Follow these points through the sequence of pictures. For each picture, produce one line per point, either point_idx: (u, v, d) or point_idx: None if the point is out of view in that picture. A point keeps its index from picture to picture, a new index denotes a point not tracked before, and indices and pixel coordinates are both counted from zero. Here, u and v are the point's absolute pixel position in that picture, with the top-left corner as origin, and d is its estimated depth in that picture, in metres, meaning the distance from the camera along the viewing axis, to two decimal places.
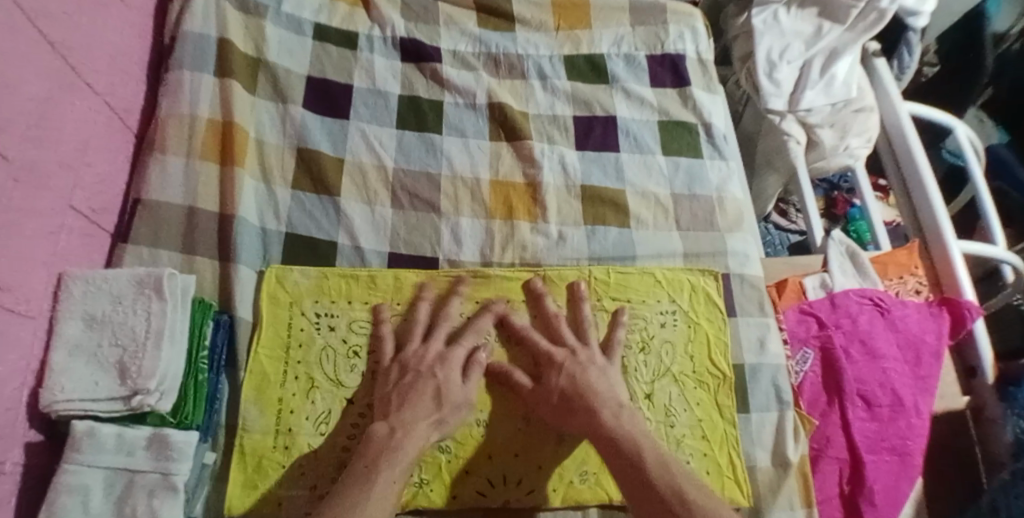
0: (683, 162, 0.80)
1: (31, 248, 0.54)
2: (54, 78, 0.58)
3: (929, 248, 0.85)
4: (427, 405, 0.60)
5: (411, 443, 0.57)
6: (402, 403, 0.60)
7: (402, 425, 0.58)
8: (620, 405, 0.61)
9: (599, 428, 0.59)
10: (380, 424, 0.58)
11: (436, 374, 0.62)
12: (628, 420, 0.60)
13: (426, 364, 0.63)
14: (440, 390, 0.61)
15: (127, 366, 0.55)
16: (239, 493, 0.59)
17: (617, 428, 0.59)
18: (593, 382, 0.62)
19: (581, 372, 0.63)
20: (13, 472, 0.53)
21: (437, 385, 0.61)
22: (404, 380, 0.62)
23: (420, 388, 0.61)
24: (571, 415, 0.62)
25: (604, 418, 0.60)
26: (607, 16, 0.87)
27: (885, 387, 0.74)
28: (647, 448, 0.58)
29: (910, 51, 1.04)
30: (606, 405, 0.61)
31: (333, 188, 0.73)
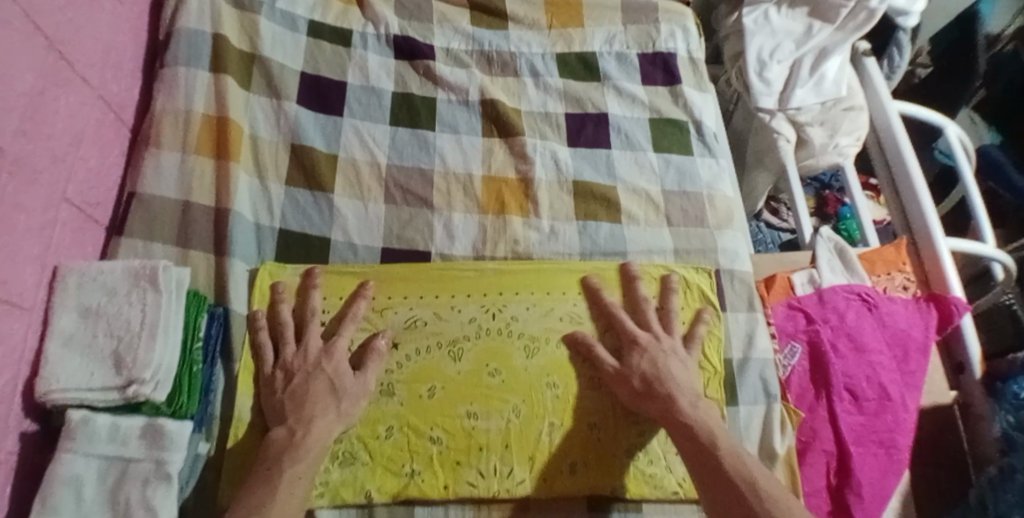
0: (674, 160, 0.81)
1: (23, 240, 0.55)
2: (47, 73, 0.59)
3: (917, 245, 0.87)
4: (327, 401, 0.60)
5: (317, 440, 0.58)
6: (300, 403, 0.60)
7: (302, 424, 0.58)
8: (696, 395, 0.63)
9: (676, 415, 0.61)
10: (279, 430, 0.58)
11: (325, 370, 0.62)
12: (704, 411, 0.62)
13: (311, 363, 0.62)
14: (332, 385, 0.61)
15: (122, 357, 0.56)
16: (230, 477, 0.60)
17: (694, 416, 0.61)
18: (670, 371, 0.64)
19: (663, 360, 0.65)
20: (7, 461, 0.53)
21: (330, 381, 0.61)
22: (294, 382, 0.61)
23: (313, 387, 0.61)
24: (646, 400, 0.63)
25: (682, 405, 0.62)
26: (599, 15, 0.88)
27: (871, 381, 0.75)
28: (720, 437, 0.60)
29: (900, 52, 1.05)
30: (685, 396, 0.63)
31: (326, 184, 0.73)
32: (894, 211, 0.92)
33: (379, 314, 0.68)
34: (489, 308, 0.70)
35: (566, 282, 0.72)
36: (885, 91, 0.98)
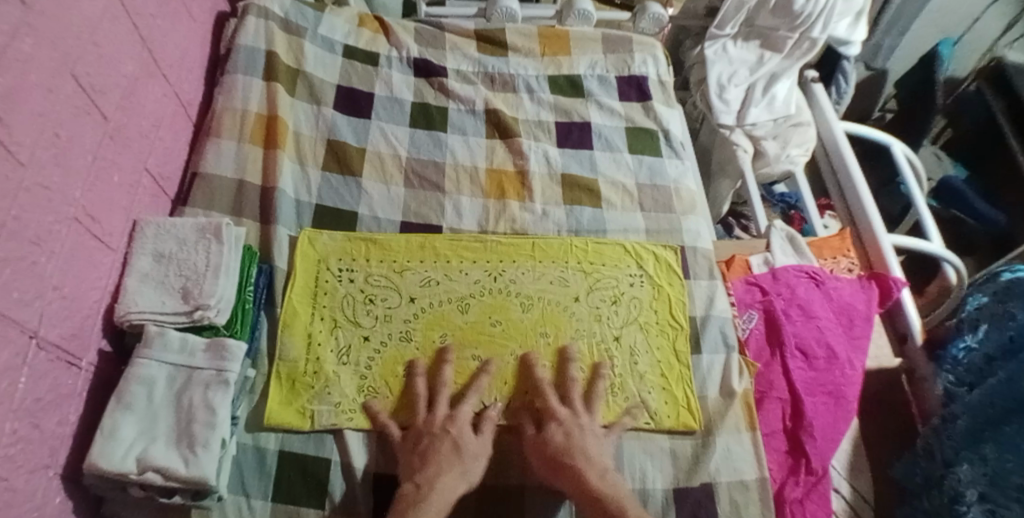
0: (646, 160, 0.96)
1: (113, 188, 0.68)
2: (140, 67, 0.75)
3: (859, 232, 1.08)
4: (454, 464, 0.66)
5: (441, 494, 0.64)
6: (430, 462, 0.66)
7: (428, 480, 0.64)
8: (605, 470, 0.67)
9: (586, 488, 0.65)
10: (407, 485, 0.65)
11: (449, 433, 0.68)
12: (614, 486, 0.66)
13: (438, 427, 0.69)
14: (457, 447, 0.67)
15: (191, 290, 0.69)
16: (273, 409, 0.70)
17: (603, 488, 0.65)
18: (587, 443, 0.69)
19: (576, 428, 0.70)
20: (87, 369, 0.64)
21: (455, 443, 0.68)
22: (419, 445, 0.68)
23: (438, 446, 0.67)
24: (552, 465, 0.68)
25: (589, 479, 0.66)
26: (584, 45, 1.06)
27: (820, 342, 0.88)
28: (631, 507, 0.64)
29: (845, 78, 1.27)
30: (591, 467, 0.67)
31: (355, 170, 0.88)
32: (840, 212, 1.14)
33: (398, 274, 0.80)
34: (490, 273, 0.82)
35: (556, 252, 0.85)
36: (832, 114, 1.19)
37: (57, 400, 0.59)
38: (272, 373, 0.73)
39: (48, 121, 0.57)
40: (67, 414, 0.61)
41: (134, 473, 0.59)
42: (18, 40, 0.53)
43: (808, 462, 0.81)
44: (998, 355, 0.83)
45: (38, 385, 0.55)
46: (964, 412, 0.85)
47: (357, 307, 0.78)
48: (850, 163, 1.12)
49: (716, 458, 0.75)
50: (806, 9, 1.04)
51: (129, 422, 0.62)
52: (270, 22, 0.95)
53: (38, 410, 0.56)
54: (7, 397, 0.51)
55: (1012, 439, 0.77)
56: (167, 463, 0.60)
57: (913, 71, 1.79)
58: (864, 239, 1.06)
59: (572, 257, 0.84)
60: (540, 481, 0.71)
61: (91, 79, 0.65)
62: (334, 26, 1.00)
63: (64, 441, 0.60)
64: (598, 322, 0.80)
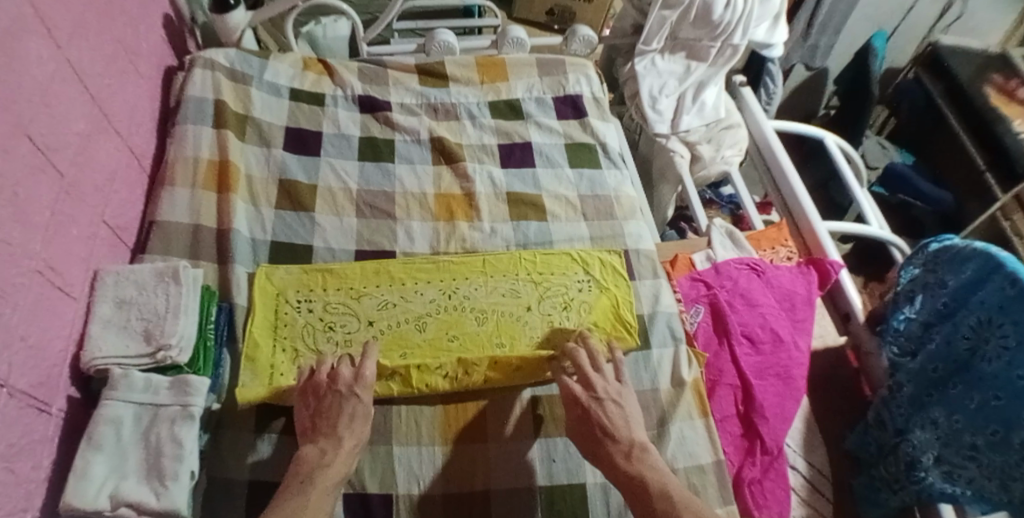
0: (586, 172, 1.02)
1: (72, 241, 0.71)
2: (92, 124, 0.78)
3: (797, 223, 1.14)
4: (359, 429, 0.69)
5: (342, 461, 0.66)
6: (331, 426, 0.68)
7: (331, 445, 0.67)
8: (635, 445, 0.70)
9: (617, 468, 0.69)
10: (312, 448, 0.67)
11: (355, 392, 0.70)
12: (642, 462, 0.69)
13: (344, 387, 0.71)
14: (361, 407, 0.70)
15: (153, 331, 0.72)
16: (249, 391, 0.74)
17: (632, 468, 0.68)
18: (614, 419, 0.71)
19: (599, 407, 0.72)
20: (57, 415, 0.66)
21: (362, 406, 0.70)
22: (323, 401, 0.71)
23: (341, 408, 0.69)
24: (591, 444, 0.72)
25: (618, 461, 0.69)
26: (520, 71, 1.12)
27: (764, 327, 0.93)
28: (653, 483, 0.67)
29: (772, 80, 1.35)
30: (619, 447, 0.70)
31: (308, 205, 0.92)
32: (777, 204, 1.20)
33: (355, 300, 0.84)
34: (445, 291, 0.86)
35: (506, 265, 0.89)
36: (761, 115, 1.27)
37: (30, 446, 0.61)
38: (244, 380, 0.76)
39: (7, 180, 0.61)
40: (41, 458, 0.62)
41: (108, 509, 0.62)
42: None
43: (762, 442, 0.86)
44: (934, 321, 0.88)
45: (10, 431, 0.57)
46: (909, 380, 0.90)
47: (317, 335, 0.81)
48: (783, 161, 1.18)
49: (673, 444, 0.79)
50: (725, 18, 1.10)
51: (100, 462, 0.64)
52: (216, 72, 0.99)
53: (13, 455, 0.57)
54: None
55: (959, 400, 0.83)
56: (140, 497, 0.63)
57: (849, 68, 1.94)
58: (801, 228, 1.13)
59: (522, 269, 0.89)
60: (507, 484, 0.75)
61: (44, 137, 0.68)
62: (278, 72, 1.04)
63: (39, 486, 0.62)
64: (552, 328, 0.84)
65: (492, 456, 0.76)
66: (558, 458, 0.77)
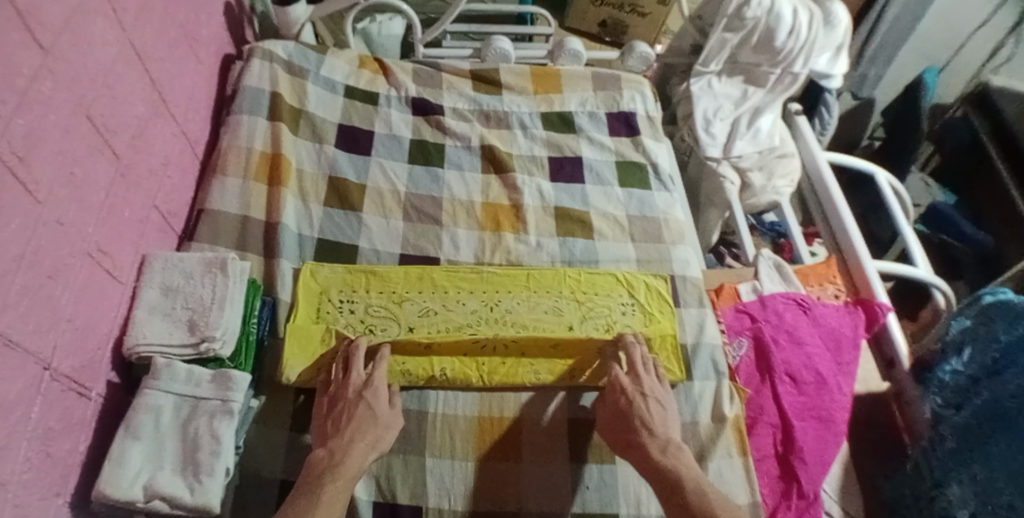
0: (636, 193, 1.00)
1: (124, 225, 0.71)
2: (150, 108, 0.78)
3: (845, 260, 1.10)
4: (370, 432, 0.68)
5: (354, 460, 0.66)
6: (344, 428, 0.68)
7: (342, 445, 0.67)
8: (669, 441, 0.71)
9: (648, 459, 0.69)
10: (321, 451, 0.67)
11: (364, 398, 0.71)
12: (676, 459, 0.69)
13: (355, 393, 0.71)
14: (372, 412, 0.70)
15: (197, 321, 0.72)
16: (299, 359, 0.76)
17: (667, 462, 0.68)
18: (655, 415, 0.73)
19: (641, 401, 0.74)
20: (96, 400, 0.66)
21: (372, 410, 0.70)
22: (335, 411, 0.71)
23: (353, 412, 0.70)
24: (625, 434, 0.72)
25: (653, 453, 0.69)
26: (575, 83, 1.10)
27: (808, 367, 0.91)
28: (687, 477, 0.67)
29: (827, 110, 1.31)
30: (655, 441, 0.71)
31: (356, 205, 0.91)
32: (827, 239, 1.16)
33: (397, 304, 0.83)
34: (487, 302, 0.84)
35: (550, 281, 0.87)
36: (815, 145, 1.24)
37: (68, 429, 0.61)
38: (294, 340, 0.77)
39: (66, 160, 0.61)
40: (77, 442, 0.63)
41: (141, 501, 0.62)
42: (38, 83, 0.56)
43: (800, 486, 0.83)
44: (982, 376, 0.85)
45: (49, 414, 0.58)
46: (951, 433, 0.88)
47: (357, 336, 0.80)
48: (835, 194, 1.15)
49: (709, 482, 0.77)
50: (787, 46, 1.08)
51: (137, 451, 0.64)
52: (274, 64, 0.99)
53: (50, 438, 0.58)
54: (20, 425, 0.54)
55: (1000, 457, 0.80)
56: (174, 491, 0.63)
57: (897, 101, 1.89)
58: (850, 266, 1.09)
59: (566, 287, 0.87)
60: (540, 506, 0.74)
61: (104, 119, 0.68)
62: (335, 68, 1.04)
63: (74, 470, 0.62)
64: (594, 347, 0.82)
65: (523, 476, 0.75)
66: (592, 486, 0.75)
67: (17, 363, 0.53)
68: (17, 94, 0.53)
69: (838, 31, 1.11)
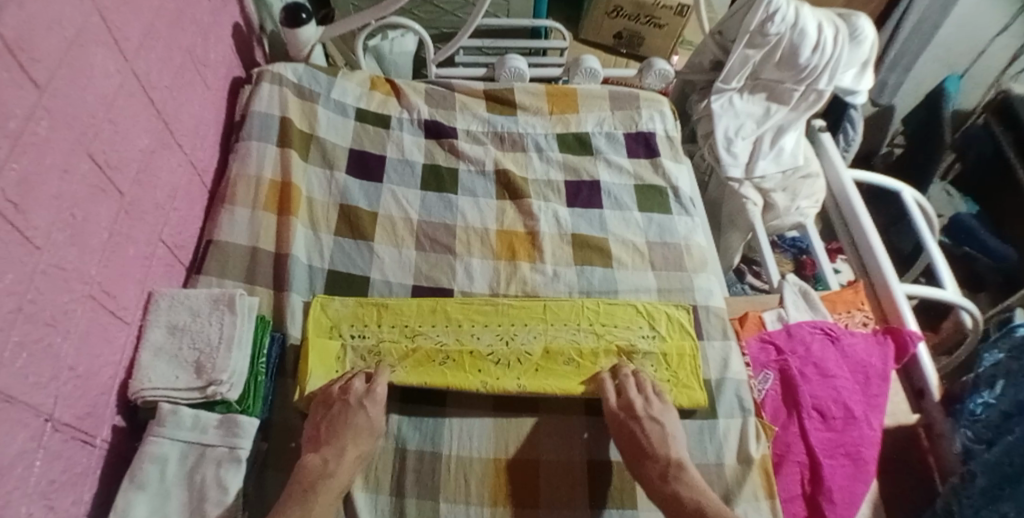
0: (656, 217, 0.97)
1: (128, 262, 0.69)
2: (156, 139, 0.77)
3: (874, 287, 1.05)
4: (364, 442, 0.70)
5: (344, 471, 0.68)
6: (337, 436, 0.69)
7: (335, 454, 0.68)
8: (670, 463, 0.71)
9: (648, 477, 0.71)
10: (313, 457, 0.68)
11: (364, 406, 0.72)
12: (678, 481, 0.70)
13: (354, 400, 0.72)
14: (369, 422, 0.71)
15: (204, 363, 0.70)
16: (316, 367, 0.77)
17: (669, 488, 0.69)
18: (653, 438, 0.73)
19: (636, 424, 0.73)
20: (101, 446, 0.64)
21: (369, 421, 0.71)
22: (332, 411, 0.72)
23: (351, 420, 0.70)
24: (633, 459, 0.73)
25: (653, 474, 0.71)
26: (592, 103, 1.07)
27: (837, 402, 0.87)
28: (687, 495, 0.68)
29: (852, 126, 1.26)
30: (657, 466, 0.71)
31: (367, 234, 0.89)
32: (853, 262, 1.11)
33: (409, 338, 0.80)
34: (502, 336, 0.81)
35: (568, 314, 0.83)
36: (840, 163, 1.20)
37: (71, 480, 0.59)
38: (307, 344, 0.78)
39: (65, 202, 0.59)
40: (81, 492, 0.61)
41: None
42: (33, 124, 0.54)
43: None
44: (1015, 411, 0.80)
45: (51, 467, 0.56)
46: (982, 471, 0.82)
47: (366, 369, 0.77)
48: (861, 214, 1.11)
49: None
50: (811, 62, 1.03)
51: (143, 502, 0.62)
52: (284, 87, 0.97)
53: (52, 492, 0.56)
54: (19, 483, 0.52)
55: None
56: None
57: (920, 109, 1.83)
58: (878, 294, 1.04)
59: (584, 319, 0.83)
60: None
61: (107, 155, 0.66)
62: (346, 90, 1.01)
63: None
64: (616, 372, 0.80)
65: None
66: None
67: (16, 419, 0.51)
68: (10, 138, 0.51)
69: (865, 46, 1.06)
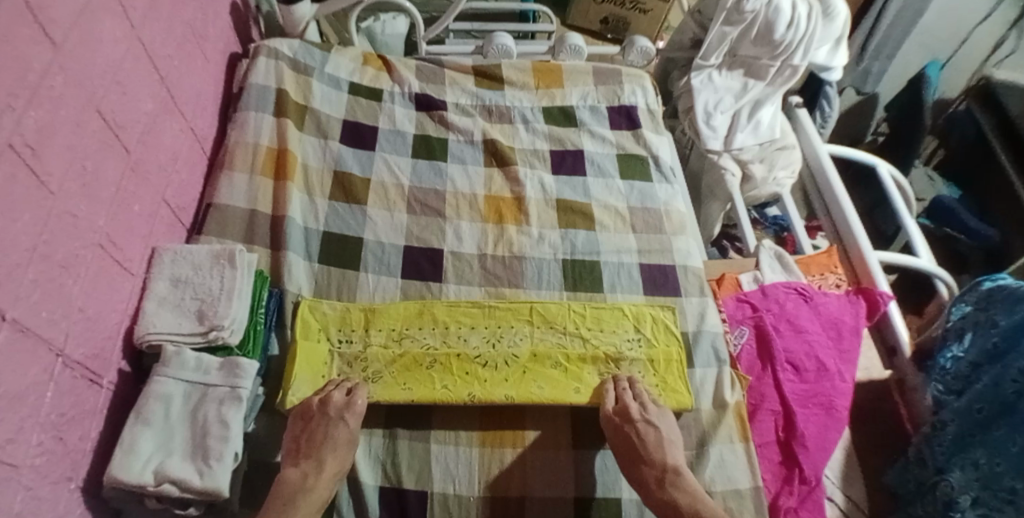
0: (637, 185, 1.01)
1: (134, 218, 0.73)
2: (159, 105, 0.80)
3: (846, 250, 1.11)
4: (343, 454, 0.71)
5: (325, 483, 0.68)
6: (316, 451, 0.69)
7: (314, 468, 0.68)
8: (666, 469, 0.73)
9: (644, 486, 0.72)
10: (294, 471, 0.69)
11: (344, 419, 0.72)
12: (673, 488, 0.71)
13: (334, 412, 0.72)
14: (348, 435, 0.71)
15: (205, 311, 0.74)
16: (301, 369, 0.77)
17: (663, 494, 0.71)
18: (651, 442, 0.74)
19: (634, 427, 0.74)
20: (107, 387, 0.68)
21: (348, 434, 0.71)
22: (312, 424, 0.72)
23: (331, 434, 0.71)
24: (629, 462, 0.74)
25: (649, 480, 0.72)
26: (576, 78, 1.12)
27: (810, 355, 0.91)
28: (683, 504, 0.70)
29: (828, 103, 1.32)
30: (653, 471, 0.72)
31: (360, 198, 0.93)
32: (828, 230, 1.17)
33: (397, 341, 0.81)
34: (489, 338, 0.82)
35: (554, 316, 0.84)
36: (816, 137, 1.24)
37: (80, 416, 0.63)
38: (298, 321, 0.81)
39: (76, 154, 0.63)
40: (89, 429, 0.64)
41: (152, 485, 0.63)
42: (49, 79, 0.58)
43: (801, 471, 0.84)
44: (983, 361, 0.84)
45: (62, 400, 0.60)
46: (953, 419, 0.87)
47: (353, 373, 0.79)
48: (836, 185, 1.16)
49: (710, 468, 0.78)
50: (786, 38, 1.08)
51: (148, 436, 0.66)
52: (279, 62, 1.01)
53: (62, 424, 0.60)
54: (34, 410, 0.55)
55: (1002, 442, 0.79)
56: (184, 475, 0.64)
57: (901, 93, 1.89)
58: (851, 257, 1.09)
59: (571, 322, 0.84)
60: (543, 493, 0.74)
61: (115, 114, 0.70)
62: (340, 65, 1.06)
63: (85, 456, 0.64)
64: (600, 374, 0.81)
65: (528, 467, 0.75)
66: (595, 471, 0.77)
67: (32, 350, 0.55)
68: (28, 89, 0.55)
69: (838, 22, 1.11)
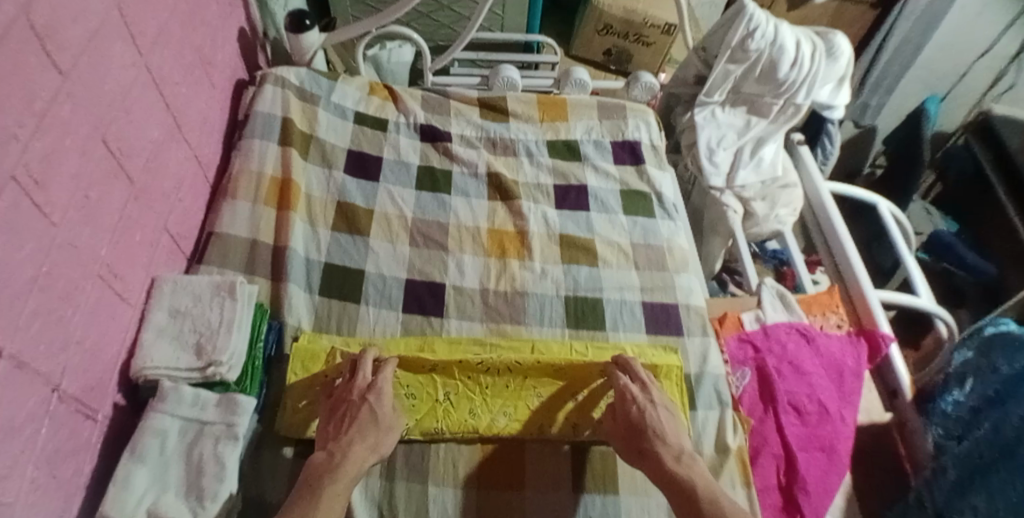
0: (640, 221, 1.01)
1: (135, 247, 0.73)
2: (165, 131, 0.80)
3: (847, 289, 1.10)
4: (370, 435, 0.68)
5: (352, 463, 0.66)
6: (346, 430, 0.69)
7: (340, 447, 0.67)
8: (682, 451, 0.70)
9: (663, 470, 0.69)
10: (320, 453, 0.67)
11: (367, 400, 0.71)
12: (689, 467, 0.69)
13: (359, 395, 0.72)
14: (372, 416, 0.70)
15: (204, 345, 0.73)
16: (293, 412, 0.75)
17: (680, 470, 0.68)
18: (666, 426, 0.72)
19: (651, 409, 0.74)
20: (102, 421, 0.66)
21: (374, 414, 0.70)
22: (339, 411, 0.72)
23: (357, 413, 0.70)
24: (637, 443, 0.72)
25: (666, 461, 0.69)
26: (580, 112, 1.12)
27: (812, 398, 0.90)
28: (700, 484, 0.67)
29: (829, 140, 1.33)
30: (669, 450, 0.70)
31: (363, 229, 0.93)
32: (829, 269, 1.16)
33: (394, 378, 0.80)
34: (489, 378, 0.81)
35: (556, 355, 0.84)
36: (818, 175, 1.25)
37: (73, 451, 0.61)
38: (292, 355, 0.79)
39: (80, 183, 0.62)
40: (82, 464, 0.63)
41: None
42: (56, 107, 0.58)
43: None
44: (983, 406, 0.84)
45: (57, 435, 0.58)
46: (953, 465, 0.85)
47: None
48: (838, 224, 1.16)
49: None
50: (790, 77, 1.09)
51: (142, 473, 0.64)
52: (286, 90, 1.01)
53: (56, 461, 0.58)
54: (28, 446, 0.54)
55: (999, 487, 0.79)
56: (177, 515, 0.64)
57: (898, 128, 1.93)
58: (852, 295, 1.08)
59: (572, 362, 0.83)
60: None
61: (120, 143, 0.70)
62: (346, 94, 1.06)
63: (77, 493, 0.62)
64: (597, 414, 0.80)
65: (527, 506, 0.74)
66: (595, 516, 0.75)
67: (28, 383, 0.54)
68: (35, 117, 0.55)
69: (841, 62, 1.12)
